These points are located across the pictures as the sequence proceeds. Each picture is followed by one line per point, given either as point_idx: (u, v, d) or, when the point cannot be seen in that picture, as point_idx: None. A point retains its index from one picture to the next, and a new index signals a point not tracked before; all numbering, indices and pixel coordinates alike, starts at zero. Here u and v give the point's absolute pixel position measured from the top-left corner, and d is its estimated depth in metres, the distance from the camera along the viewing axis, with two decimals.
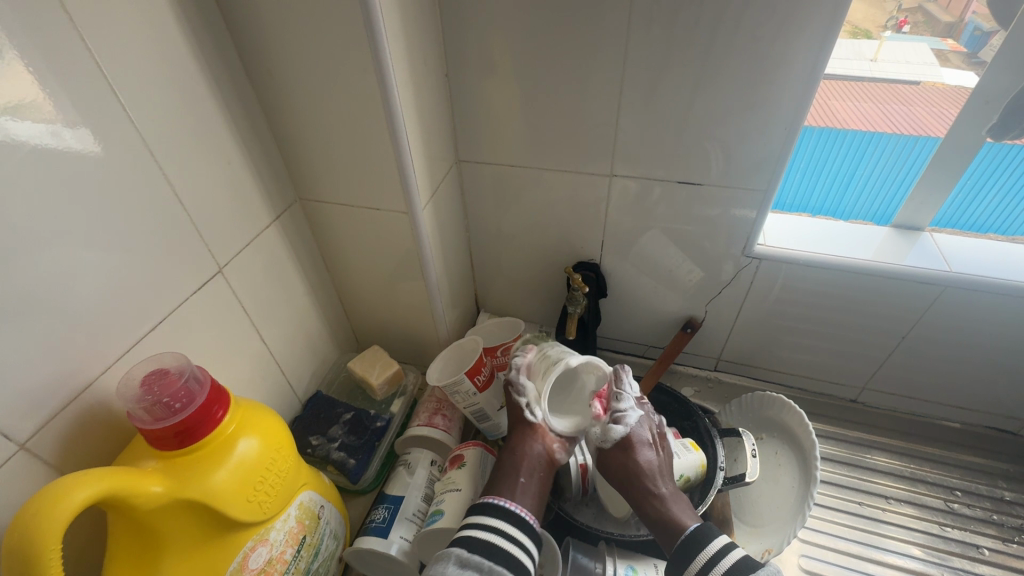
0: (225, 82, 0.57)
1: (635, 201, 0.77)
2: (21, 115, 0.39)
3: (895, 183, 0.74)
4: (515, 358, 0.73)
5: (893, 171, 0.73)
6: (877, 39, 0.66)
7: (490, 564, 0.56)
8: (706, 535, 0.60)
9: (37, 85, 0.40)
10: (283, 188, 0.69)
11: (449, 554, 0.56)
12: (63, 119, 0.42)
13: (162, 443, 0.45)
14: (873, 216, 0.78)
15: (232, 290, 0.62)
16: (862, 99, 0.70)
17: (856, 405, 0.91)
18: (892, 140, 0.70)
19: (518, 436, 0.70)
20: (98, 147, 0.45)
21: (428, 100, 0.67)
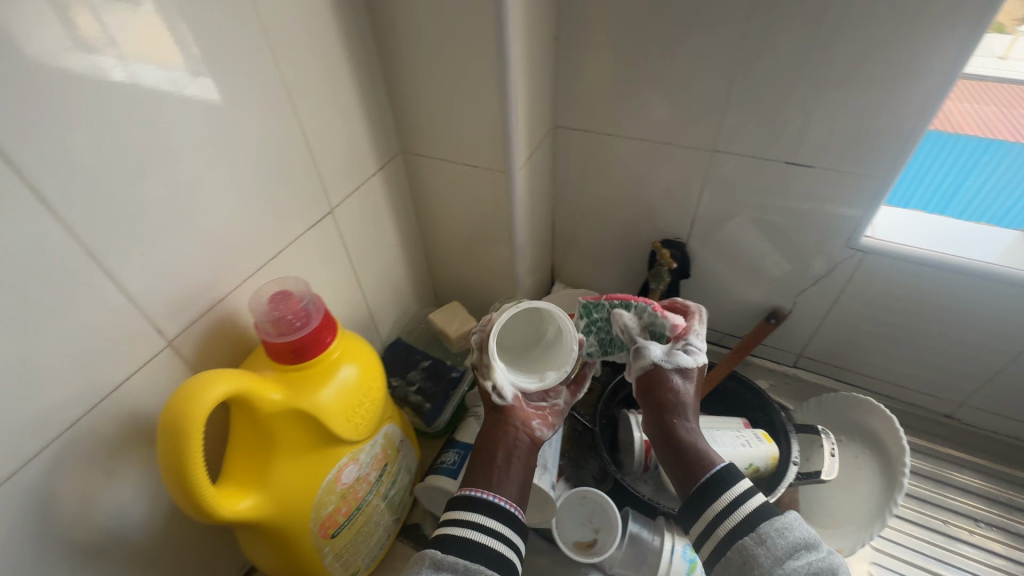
0: (351, 33, 0.60)
1: (734, 180, 0.75)
2: (147, 60, 0.41)
3: (1011, 197, 0.70)
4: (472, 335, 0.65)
5: (1010, 182, 0.69)
6: (1010, 35, 0.59)
7: (466, 564, 0.49)
8: (728, 475, 0.54)
9: (167, 36, 0.42)
10: (389, 140, 0.72)
11: (421, 558, 0.50)
12: (188, 69, 0.44)
13: (281, 356, 0.50)
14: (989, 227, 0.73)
15: (338, 232, 0.66)
16: (983, 102, 0.65)
17: (949, 421, 0.84)
18: (1014, 149, 0.66)
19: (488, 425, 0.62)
20: (215, 94, 0.47)
21: (537, 62, 0.67)
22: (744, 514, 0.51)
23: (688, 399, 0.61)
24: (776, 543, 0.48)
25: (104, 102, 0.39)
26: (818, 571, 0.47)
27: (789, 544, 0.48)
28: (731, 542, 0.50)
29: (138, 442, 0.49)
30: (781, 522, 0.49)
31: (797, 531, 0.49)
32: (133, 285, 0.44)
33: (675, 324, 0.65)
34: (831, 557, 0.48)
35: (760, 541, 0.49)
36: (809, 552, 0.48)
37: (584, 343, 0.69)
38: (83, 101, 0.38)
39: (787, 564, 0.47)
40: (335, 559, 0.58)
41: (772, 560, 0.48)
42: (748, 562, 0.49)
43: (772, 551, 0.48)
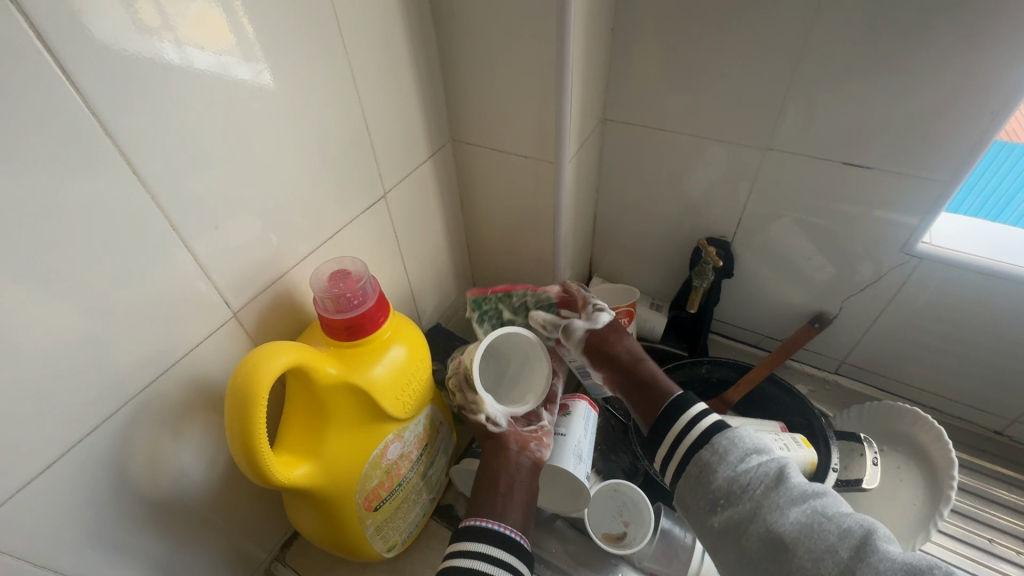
0: (412, 20, 0.61)
1: (787, 179, 0.73)
2: (200, 44, 0.41)
3: None
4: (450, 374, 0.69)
5: None
6: None
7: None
8: (683, 400, 0.60)
9: (221, 21, 0.42)
10: (441, 127, 0.73)
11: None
12: (241, 54, 0.44)
13: (337, 332, 0.52)
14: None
15: (389, 215, 0.68)
16: None
17: (999, 438, 0.81)
18: None
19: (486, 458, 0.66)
20: (267, 80, 0.47)
21: (593, 53, 0.67)
22: (700, 430, 0.56)
23: (639, 354, 0.70)
24: (728, 451, 0.52)
25: (188, 81, 0.41)
26: (768, 469, 0.49)
27: (739, 451, 0.52)
28: (691, 456, 0.55)
29: (202, 405, 0.51)
30: (732, 434, 0.54)
31: (747, 441, 0.53)
32: (205, 257, 0.47)
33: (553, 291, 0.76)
34: (783, 459, 0.51)
35: (715, 451, 0.53)
36: (760, 456, 0.51)
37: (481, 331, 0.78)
38: (168, 79, 0.40)
39: (739, 467, 0.51)
40: (376, 531, 0.60)
41: (726, 465, 0.52)
42: (706, 472, 0.52)
43: (725, 457, 0.52)
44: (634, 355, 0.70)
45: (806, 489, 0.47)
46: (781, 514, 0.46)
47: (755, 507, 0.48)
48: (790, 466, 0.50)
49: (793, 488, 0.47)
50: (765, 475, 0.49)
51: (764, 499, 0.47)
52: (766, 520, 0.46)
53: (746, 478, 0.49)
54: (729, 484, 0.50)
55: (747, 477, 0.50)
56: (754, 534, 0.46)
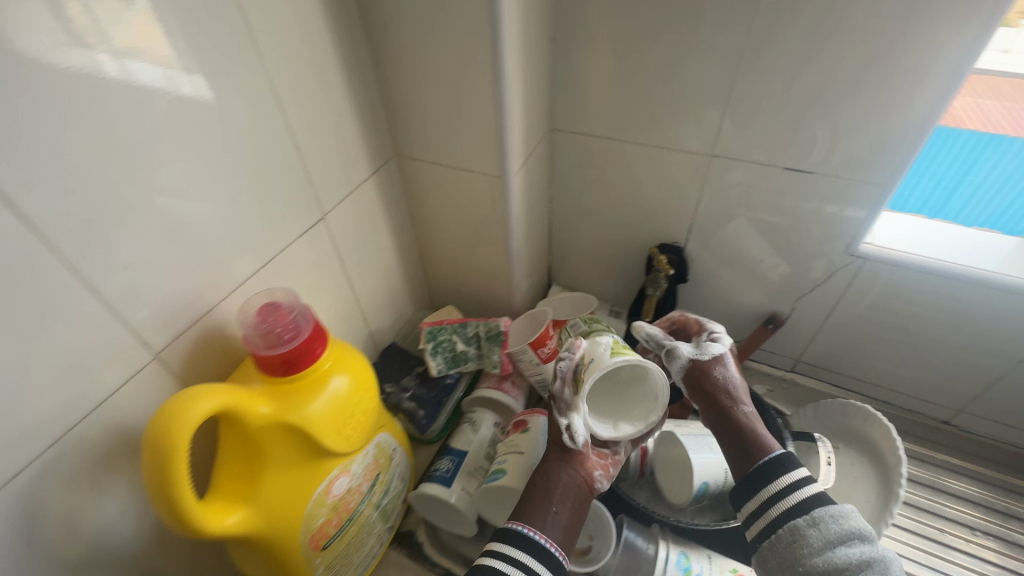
0: (342, 36, 0.59)
1: (733, 184, 0.73)
2: (141, 57, 0.40)
3: (1010, 192, 0.68)
4: (559, 366, 0.62)
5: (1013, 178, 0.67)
6: (1013, 28, 0.56)
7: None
8: (790, 462, 0.55)
9: (159, 31, 0.41)
10: (384, 142, 0.71)
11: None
12: (181, 66, 0.43)
13: (271, 369, 0.49)
14: (991, 217, 0.71)
15: (330, 237, 0.65)
16: (988, 96, 0.62)
17: (948, 428, 0.83)
18: (1018, 144, 0.64)
19: (549, 464, 0.62)
20: (210, 93, 0.46)
21: (533, 64, 0.66)
22: (805, 500, 0.53)
23: (734, 387, 0.63)
24: (828, 527, 0.50)
25: (84, 109, 0.38)
26: (861, 558, 0.47)
27: (840, 530, 0.50)
28: (785, 522, 0.52)
29: (125, 454, 0.48)
30: (836, 510, 0.51)
31: (852, 523, 0.50)
32: (118, 299, 0.44)
33: (503, 321, 0.80)
34: (888, 552, 0.49)
35: (811, 523, 0.51)
36: (865, 542, 0.49)
37: (432, 364, 0.78)
38: (58, 107, 0.36)
39: (838, 548, 0.49)
40: (326, 570, 0.58)
41: (822, 542, 0.50)
42: (799, 543, 0.51)
43: (822, 534, 0.50)
44: (726, 386, 0.63)
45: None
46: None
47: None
48: (894, 562, 0.48)
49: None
50: (865, 565, 0.47)
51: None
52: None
53: (848, 563, 0.47)
54: (825, 564, 0.48)
55: (847, 562, 0.48)
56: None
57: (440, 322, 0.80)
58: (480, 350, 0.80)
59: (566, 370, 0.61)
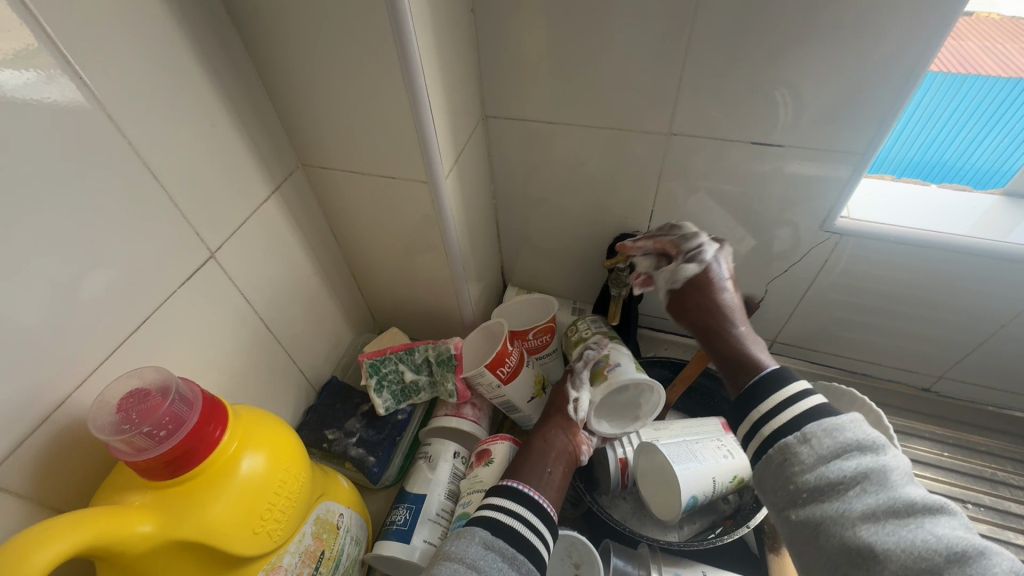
0: (199, 26, 0.46)
1: (693, 164, 0.65)
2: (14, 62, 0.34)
3: (930, 128, 0.64)
4: (589, 350, 0.71)
5: (932, 115, 0.62)
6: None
7: (514, 551, 0.52)
8: (783, 374, 0.47)
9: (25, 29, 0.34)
10: (283, 153, 0.58)
11: (472, 535, 0.53)
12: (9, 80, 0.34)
13: (150, 473, 0.38)
14: (908, 162, 0.68)
15: (226, 278, 0.54)
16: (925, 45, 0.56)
17: (928, 394, 0.80)
18: (938, 79, 0.58)
19: (549, 426, 0.68)
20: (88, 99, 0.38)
21: (453, 43, 0.54)
22: (794, 415, 0.44)
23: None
24: (820, 441, 0.42)
25: None
26: (869, 469, 0.39)
27: (836, 444, 0.41)
28: (775, 440, 0.44)
29: None
30: (830, 422, 0.42)
31: (849, 432, 0.42)
32: None
33: (453, 342, 0.69)
34: (893, 461, 0.40)
35: (802, 439, 0.43)
36: (862, 454, 0.40)
37: (378, 402, 0.68)
38: None
39: (831, 464, 0.41)
40: None
41: (814, 458, 0.42)
42: (789, 461, 0.43)
43: (816, 449, 0.42)
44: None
45: (919, 503, 0.37)
46: (878, 528, 0.37)
47: (842, 509, 0.39)
48: (899, 468, 0.40)
49: (897, 498, 0.38)
50: (862, 478, 0.39)
51: (858, 504, 0.38)
52: (857, 530, 0.37)
53: (841, 481, 0.40)
54: (816, 482, 0.41)
55: (840, 476, 0.40)
56: (838, 541, 0.38)
57: (382, 351, 0.70)
58: (432, 377, 0.70)
59: (595, 357, 0.71)
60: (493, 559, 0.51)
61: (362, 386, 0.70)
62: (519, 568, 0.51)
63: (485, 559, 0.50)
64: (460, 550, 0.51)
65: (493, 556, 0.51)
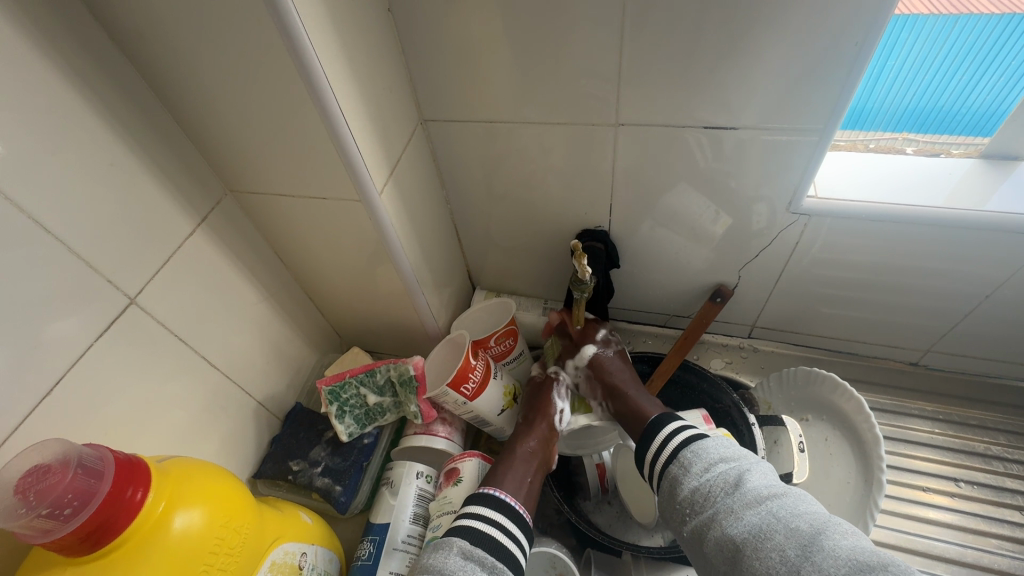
0: (85, 60, 0.42)
1: (646, 154, 0.61)
2: None
3: (927, 77, 0.57)
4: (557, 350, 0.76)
5: (927, 62, 0.56)
6: None
7: (493, 560, 0.50)
8: (663, 420, 0.58)
9: None
10: (206, 181, 0.55)
11: (450, 545, 0.51)
12: None
13: (64, 550, 0.36)
14: (903, 111, 0.61)
15: (155, 322, 0.51)
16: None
17: (916, 369, 0.77)
18: (930, 22, 0.52)
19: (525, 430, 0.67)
20: None
21: (369, 49, 0.51)
22: (674, 445, 0.55)
23: (623, 384, 0.67)
24: (693, 463, 0.52)
25: None
26: (727, 476, 0.49)
27: (704, 461, 0.52)
28: (664, 472, 0.54)
29: None
30: (696, 444, 0.53)
31: (712, 450, 0.52)
32: None
33: (413, 363, 0.66)
34: (747, 466, 0.50)
35: (681, 465, 0.53)
36: (724, 464, 0.51)
37: (341, 429, 0.65)
38: None
39: (702, 477, 0.51)
40: None
41: (689, 475, 0.52)
42: (673, 484, 0.53)
43: (688, 469, 0.52)
44: (614, 386, 0.68)
45: (763, 491, 0.47)
46: (737, 520, 0.46)
47: (711, 513, 0.48)
48: (755, 472, 0.50)
49: (748, 495, 0.47)
50: (724, 482, 0.49)
51: (721, 504, 0.47)
52: (722, 525, 0.46)
53: (712, 487, 0.49)
54: (692, 495, 0.50)
55: (708, 486, 0.50)
56: (713, 537, 0.47)
57: (342, 376, 0.67)
58: (397, 398, 0.68)
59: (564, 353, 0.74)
60: (473, 569, 0.49)
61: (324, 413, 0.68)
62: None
63: (465, 569, 0.49)
64: (439, 561, 0.49)
65: (473, 566, 0.49)
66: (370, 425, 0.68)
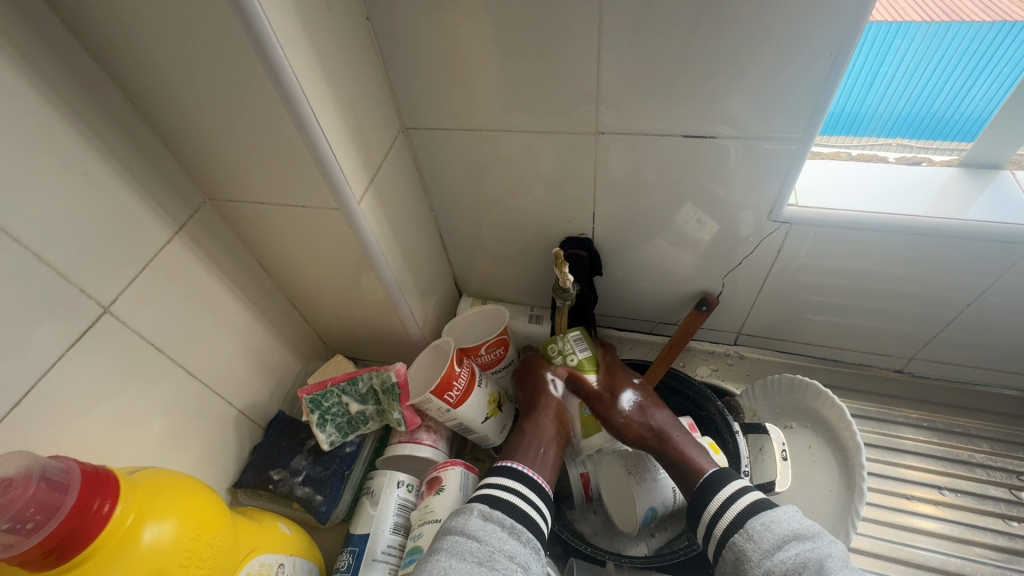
0: (57, 68, 0.42)
1: (628, 162, 0.62)
2: None
3: (921, 83, 0.56)
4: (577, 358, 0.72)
5: (921, 69, 0.55)
6: None
7: (512, 522, 0.52)
8: (721, 476, 0.57)
9: None
10: (184, 190, 0.55)
11: (471, 509, 0.53)
12: None
13: (30, 564, 0.36)
14: (897, 118, 0.60)
15: (131, 332, 0.51)
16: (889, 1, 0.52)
17: (901, 376, 0.77)
18: (922, 29, 0.52)
19: (537, 413, 0.69)
20: None
21: (347, 59, 0.51)
22: (738, 512, 0.53)
23: (667, 427, 0.65)
24: (762, 537, 0.50)
25: None
26: (804, 559, 0.47)
27: (775, 537, 0.50)
28: (727, 542, 0.53)
29: None
30: (767, 516, 0.51)
31: (784, 525, 0.50)
32: None
33: (395, 369, 0.66)
34: (825, 549, 0.48)
35: (748, 537, 0.51)
36: (798, 543, 0.48)
37: (322, 437, 0.65)
38: None
39: (774, 557, 0.49)
40: None
41: (760, 553, 0.50)
42: (741, 559, 0.51)
43: (759, 544, 0.50)
44: (659, 429, 0.65)
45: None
46: None
47: None
48: (833, 556, 0.47)
49: None
50: (801, 567, 0.47)
51: None
52: None
53: (786, 569, 0.47)
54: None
55: (783, 569, 0.47)
56: None
57: (324, 384, 0.67)
58: (380, 406, 0.68)
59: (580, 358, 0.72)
60: (494, 529, 0.51)
61: (306, 421, 0.67)
62: (519, 538, 0.52)
63: (485, 529, 0.51)
64: (460, 523, 0.51)
65: (493, 526, 0.51)
66: (353, 434, 0.68)
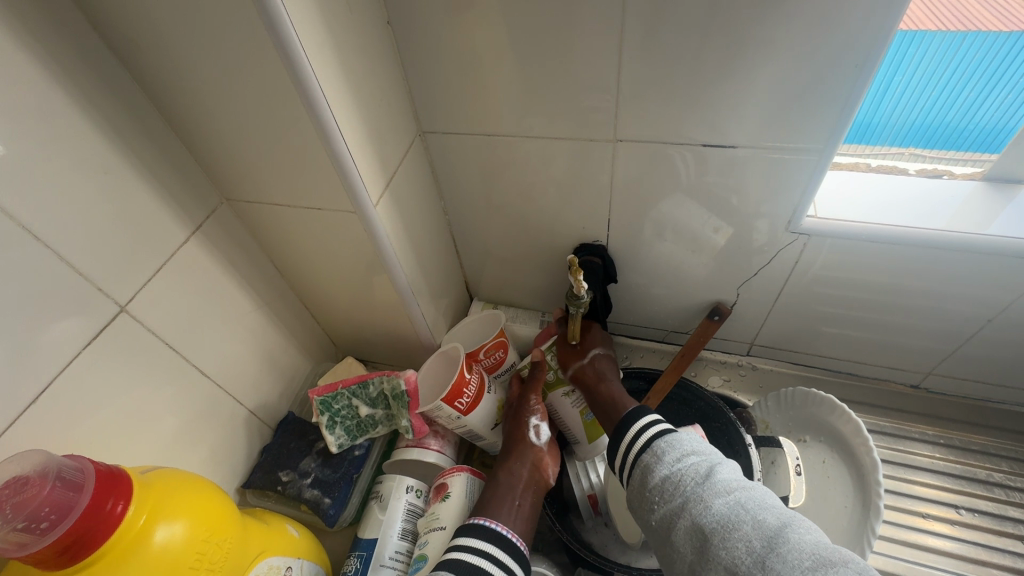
0: (81, 69, 0.42)
1: (645, 170, 0.61)
2: None
3: (936, 91, 0.55)
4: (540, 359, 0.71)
5: (936, 77, 0.54)
6: None
7: None
8: (639, 410, 0.54)
9: None
10: (202, 190, 0.55)
11: None
12: None
13: (44, 563, 0.36)
14: (910, 127, 0.59)
15: (147, 331, 0.51)
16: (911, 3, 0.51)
17: (917, 391, 0.76)
18: (938, 38, 0.51)
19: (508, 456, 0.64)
20: None
21: (368, 63, 0.51)
22: (648, 435, 0.51)
23: (607, 373, 0.64)
24: (665, 453, 0.48)
25: None
26: (699, 467, 0.46)
27: (675, 451, 0.48)
28: (636, 463, 0.50)
29: None
30: (671, 435, 0.50)
31: (686, 441, 0.49)
32: None
33: (405, 377, 0.66)
34: (718, 458, 0.47)
35: (653, 454, 0.49)
36: (697, 456, 0.47)
37: (330, 440, 0.65)
38: None
39: (673, 467, 0.47)
40: None
41: (660, 466, 0.48)
42: (644, 474, 0.49)
43: (661, 459, 0.48)
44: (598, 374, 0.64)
45: (734, 484, 0.43)
46: (705, 512, 0.42)
47: (680, 503, 0.44)
48: (726, 464, 0.46)
49: (718, 485, 0.43)
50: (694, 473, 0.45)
51: (691, 494, 0.44)
52: (693, 518, 0.43)
53: (681, 477, 0.46)
54: (662, 483, 0.47)
55: (679, 476, 0.46)
56: (680, 530, 0.43)
57: (334, 386, 0.67)
58: (389, 410, 0.68)
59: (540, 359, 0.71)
60: None
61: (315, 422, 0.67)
62: None
63: None
64: None
65: None
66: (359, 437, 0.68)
